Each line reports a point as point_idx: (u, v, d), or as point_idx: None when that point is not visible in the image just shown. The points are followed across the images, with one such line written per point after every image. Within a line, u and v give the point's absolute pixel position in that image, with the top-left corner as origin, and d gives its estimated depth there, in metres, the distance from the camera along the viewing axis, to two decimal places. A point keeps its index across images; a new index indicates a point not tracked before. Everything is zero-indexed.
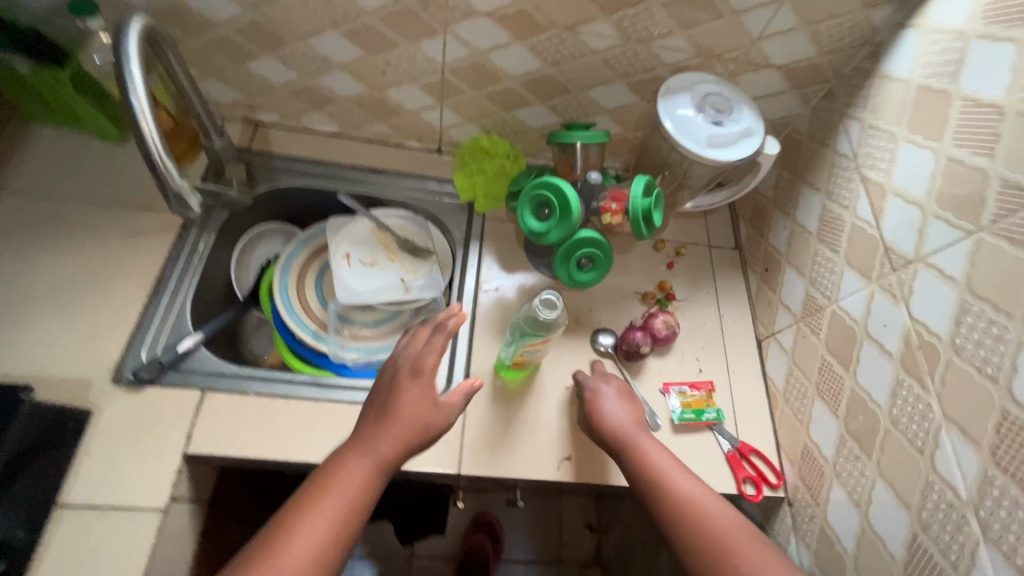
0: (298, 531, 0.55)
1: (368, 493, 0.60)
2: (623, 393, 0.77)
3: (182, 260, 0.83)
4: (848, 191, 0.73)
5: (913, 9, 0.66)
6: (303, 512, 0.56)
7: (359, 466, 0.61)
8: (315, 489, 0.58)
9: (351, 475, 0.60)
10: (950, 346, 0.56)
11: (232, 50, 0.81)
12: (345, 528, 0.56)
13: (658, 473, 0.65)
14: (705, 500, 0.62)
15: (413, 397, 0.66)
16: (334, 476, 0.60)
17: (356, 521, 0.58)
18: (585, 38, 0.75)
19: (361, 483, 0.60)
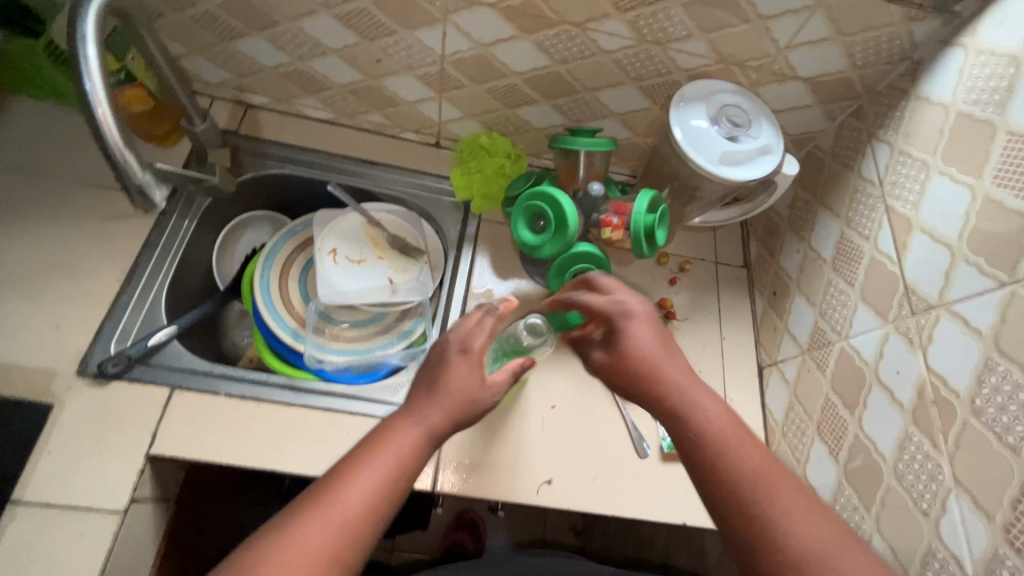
0: (345, 492, 0.51)
1: (420, 461, 0.55)
2: (656, 327, 0.59)
3: (161, 247, 0.79)
4: (870, 220, 0.67)
5: (960, 26, 0.60)
6: (350, 474, 0.52)
7: (410, 432, 0.56)
8: (365, 452, 0.54)
9: (400, 440, 0.55)
10: (968, 406, 0.51)
11: (220, 28, 0.76)
12: (392, 496, 0.52)
13: (720, 454, 0.49)
14: (781, 493, 0.46)
15: (465, 372, 0.60)
16: (384, 440, 0.55)
17: (402, 488, 0.53)
18: (595, 36, 0.69)
19: (410, 450, 0.55)
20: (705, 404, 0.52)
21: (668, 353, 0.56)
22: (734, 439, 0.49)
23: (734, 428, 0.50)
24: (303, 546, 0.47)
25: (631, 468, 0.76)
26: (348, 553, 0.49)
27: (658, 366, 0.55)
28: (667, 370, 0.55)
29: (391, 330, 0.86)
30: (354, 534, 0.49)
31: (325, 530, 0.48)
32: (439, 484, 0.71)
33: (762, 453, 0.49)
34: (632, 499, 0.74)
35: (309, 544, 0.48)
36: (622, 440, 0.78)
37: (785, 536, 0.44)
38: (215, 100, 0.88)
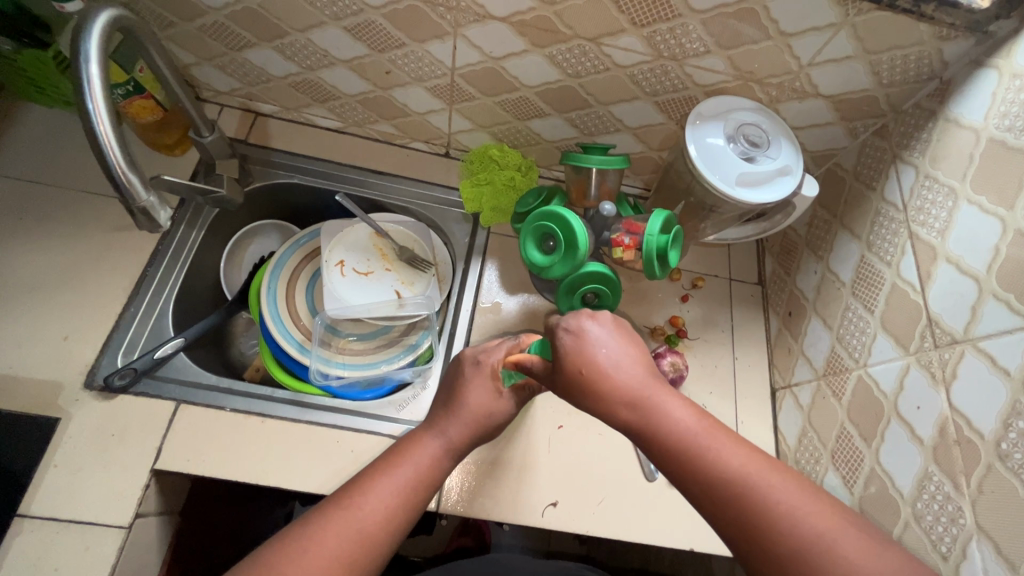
0: (364, 497, 0.51)
1: (439, 474, 0.56)
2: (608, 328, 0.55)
3: (169, 257, 0.79)
4: (892, 246, 0.65)
5: (994, 47, 0.57)
6: (372, 479, 0.52)
7: (429, 446, 0.57)
8: (386, 462, 0.55)
9: (421, 451, 0.56)
10: (993, 449, 0.49)
11: (228, 38, 0.75)
12: (412, 504, 0.53)
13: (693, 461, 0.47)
14: (769, 492, 0.44)
15: (481, 387, 0.61)
16: (404, 450, 0.56)
17: (420, 497, 0.54)
18: (610, 51, 0.67)
19: (429, 462, 0.56)
20: (669, 407, 0.50)
21: (624, 355, 0.53)
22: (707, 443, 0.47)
23: (703, 430, 0.48)
24: (323, 547, 0.47)
25: (638, 490, 0.75)
26: (368, 557, 0.49)
27: (613, 374, 0.51)
28: (623, 375, 0.51)
29: (398, 343, 0.85)
30: (374, 539, 0.49)
31: (345, 534, 0.48)
32: (443, 504, 0.70)
33: (745, 450, 0.47)
34: (639, 524, 0.73)
35: (327, 546, 0.47)
36: (629, 462, 0.76)
37: (783, 538, 0.42)
38: (223, 107, 0.88)
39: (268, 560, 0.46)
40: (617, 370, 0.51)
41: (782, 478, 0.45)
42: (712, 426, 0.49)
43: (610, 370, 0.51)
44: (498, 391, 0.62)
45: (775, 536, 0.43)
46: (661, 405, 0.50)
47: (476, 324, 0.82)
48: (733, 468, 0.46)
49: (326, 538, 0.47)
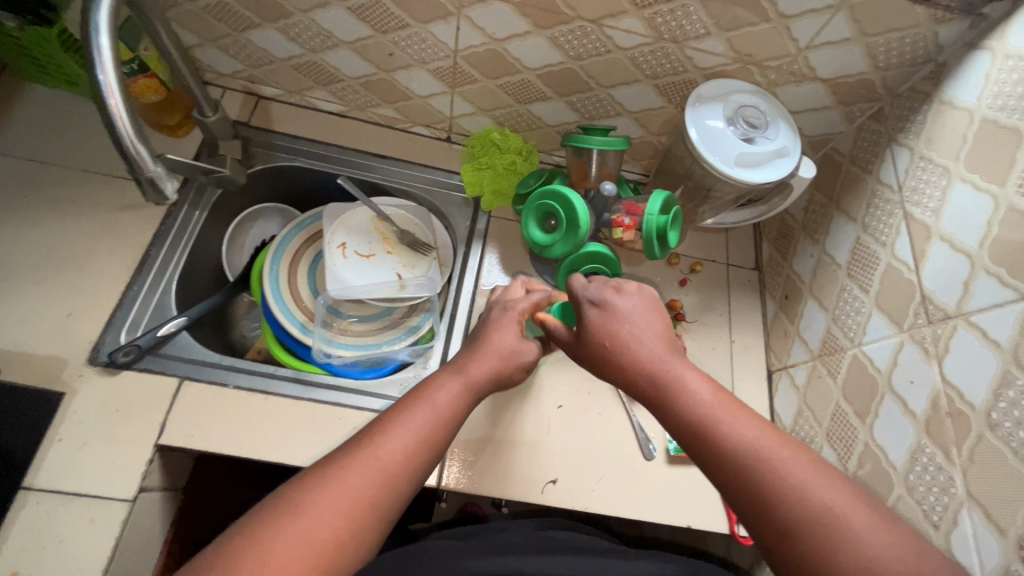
0: (383, 438, 0.52)
1: (457, 415, 0.57)
2: (633, 302, 0.57)
3: (172, 237, 0.79)
4: (887, 227, 0.66)
5: (987, 29, 0.58)
6: (391, 421, 0.53)
7: (446, 387, 0.58)
8: (404, 404, 0.56)
9: (439, 394, 0.57)
10: (984, 419, 0.50)
11: (232, 18, 0.76)
12: (433, 442, 0.54)
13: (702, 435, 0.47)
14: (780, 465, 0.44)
15: (509, 330, 0.65)
16: (422, 395, 0.56)
17: (441, 438, 0.54)
18: (611, 33, 0.68)
19: (452, 401, 0.57)
20: (685, 380, 0.50)
21: (645, 326, 0.55)
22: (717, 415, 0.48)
23: (719, 404, 0.49)
24: (347, 486, 0.48)
25: (637, 468, 0.76)
26: (391, 492, 0.49)
27: (635, 345, 0.54)
28: (644, 347, 0.53)
29: (399, 325, 0.86)
30: (395, 476, 0.50)
31: (367, 472, 0.49)
32: (444, 481, 0.71)
33: (758, 424, 0.47)
34: (637, 499, 0.74)
35: (349, 483, 0.48)
36: (628, 441, 0.77)
37: (789, 511, 0.42)
38: (226, 90, 0.88)
39: (289, 493, 0.47)
40: (636, 342, 0.54)
41: (795, 453, 0.45)
42: (727, 399, 0.49)
43: (631, 341, 0.54)
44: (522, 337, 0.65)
45: (787, 510, 0.42)
46: (678, 378, 0.51)
47: (477, 305, 0.83)
48: (744, 440, 0.46)
49: (348, 476, 0.48)
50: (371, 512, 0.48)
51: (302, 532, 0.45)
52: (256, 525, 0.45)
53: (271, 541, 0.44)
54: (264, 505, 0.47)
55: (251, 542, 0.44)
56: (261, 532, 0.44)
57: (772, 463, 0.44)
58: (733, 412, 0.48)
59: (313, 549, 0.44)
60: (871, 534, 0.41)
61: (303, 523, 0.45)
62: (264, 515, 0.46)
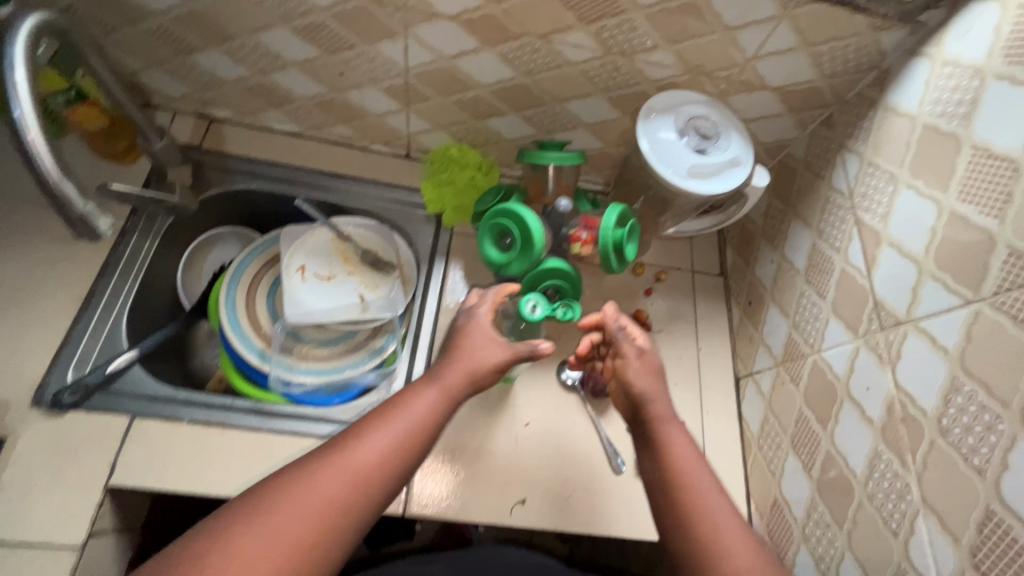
0: (359, 449, 0.51)
1: (434, 425, 0.56)
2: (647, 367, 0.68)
3: (121, 268, 0.77)
4: (840, 233, 0.67)
5: (926, 36, 0.59)
6: (370, 428, 0.54)
7: (423, 396, 0.57)
8: (381, 414, 0.55)
9: (419, 403, 0.57)
10: (935, 426, 0.51)
11: (175, 42, 0.74)
12: (409, 452, 0.53)
13: (687, 490, 0.56)
14: (731, 514, 0.54)
15: (479, 336, 0.63)
16: (402, 404, 0.57)
17: (420, 447, 0.54)
18: (560, 48, 0.67)
19: (428, 409, 0.56)
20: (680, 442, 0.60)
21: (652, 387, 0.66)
22: (696, 475, 0.57)
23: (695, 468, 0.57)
24: (317, 501, 0.48)
25: (607, 484, 0.75)
26: (367, 496, 0.50)
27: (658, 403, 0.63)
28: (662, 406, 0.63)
29: (362, 348, 0.84)
30: (365, 485, 0.50)
31: (336, 482, 0.49)
32: (414, 509, 0.70)
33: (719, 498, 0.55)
34: (607, 514, 0.73)
35: (331, 483, 0.49)
36: (597, 457, 0.76)
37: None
38: (176, 114, 0.86)
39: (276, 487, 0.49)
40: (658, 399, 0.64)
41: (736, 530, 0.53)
42: (706, 463, 0.58)
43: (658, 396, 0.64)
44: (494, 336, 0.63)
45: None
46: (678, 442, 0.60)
47: (441, 323, 0.82)
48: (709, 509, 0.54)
49: (324, 479, 0.49)
50: (346, 516, 0.48)
51: (289, 522, 0.46)
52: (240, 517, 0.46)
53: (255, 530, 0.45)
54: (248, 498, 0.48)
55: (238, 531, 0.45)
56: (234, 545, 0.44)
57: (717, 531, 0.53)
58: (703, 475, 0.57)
59: (291, 544, 0.45)
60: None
61: (286, 516, 0.46)
62: (249, 505, 0.47)
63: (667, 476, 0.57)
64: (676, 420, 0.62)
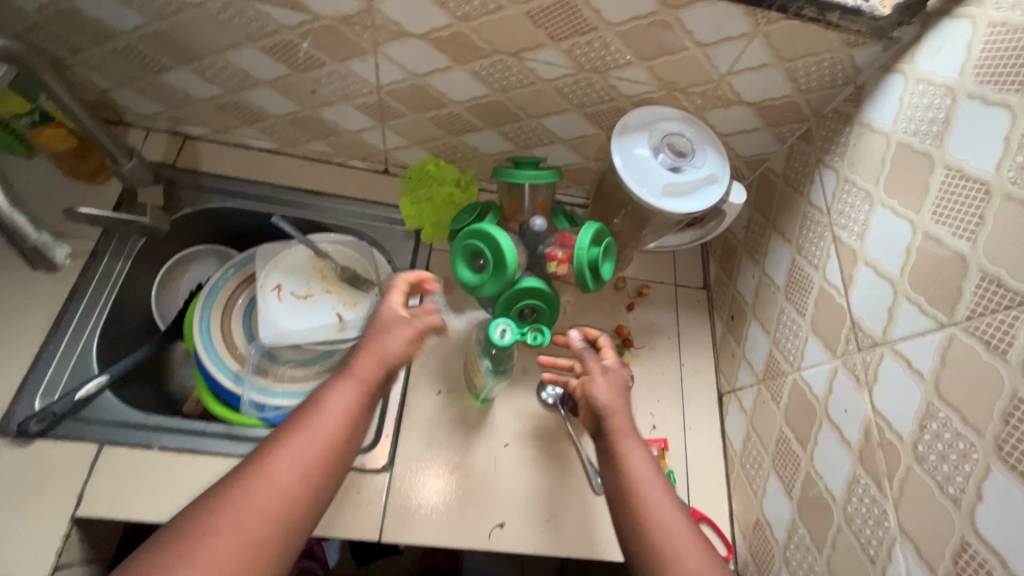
0: (280, 455, 0.53)
1: (353, 415, 0.58)
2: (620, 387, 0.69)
3: (91, 290, 0.75)
4: (819, 250, 0.66)
5: (899, 52, 0.58)
6: (292, 436, 0.55)
7: (338, 394, 0.58)
8: (298, 417, 0.56)
9: (334, 401, 0.58)
10: (911, 452, 0.50)
11: (144, 61, 0.73)
12: (333, 447, 0.55)
13: (638, 500, 0.56)
14: (666, 510, 0.56)
15: (393, 330, 0.63)
16: (316, 406, 0.57)
17: (345, 444, 0.56)
18: (532, 66, 0.66)
19: (344, 403, 0.58)
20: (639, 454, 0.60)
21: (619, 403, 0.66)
22: (648, 485, 0.57)
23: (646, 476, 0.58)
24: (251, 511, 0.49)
25: (588, 505, 0.74)
26: (303, 501, 0.52)
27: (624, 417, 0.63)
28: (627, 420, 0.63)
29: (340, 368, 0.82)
30: (295, 485, 0.52)
31: (265, 491, 0.51)
32: (389, 535, 0.69)
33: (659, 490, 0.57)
34: (587, 536, 0.72)
35: (262, 499, 0.50)
36: (578, 477, 0.75)
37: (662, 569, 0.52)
38: (149, 131, 0.85)
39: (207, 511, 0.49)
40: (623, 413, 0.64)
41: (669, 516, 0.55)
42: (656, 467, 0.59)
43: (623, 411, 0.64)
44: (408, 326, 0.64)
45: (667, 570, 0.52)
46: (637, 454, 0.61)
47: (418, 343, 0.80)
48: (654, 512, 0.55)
49: (256, 492, 0.50)
50: (285, 517, 0.51)
51: (228, 546, 0.48)
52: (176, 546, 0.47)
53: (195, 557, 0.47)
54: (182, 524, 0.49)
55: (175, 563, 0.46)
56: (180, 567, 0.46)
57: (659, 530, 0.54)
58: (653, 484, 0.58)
59: (230, 562, 0.47)
60: (702, 560, 0.52)
61: (226, 533, 0.48)
62: (183, 531, 0.48)
63: (624, 487, 0.58)
64: (633, 432, 0.62)
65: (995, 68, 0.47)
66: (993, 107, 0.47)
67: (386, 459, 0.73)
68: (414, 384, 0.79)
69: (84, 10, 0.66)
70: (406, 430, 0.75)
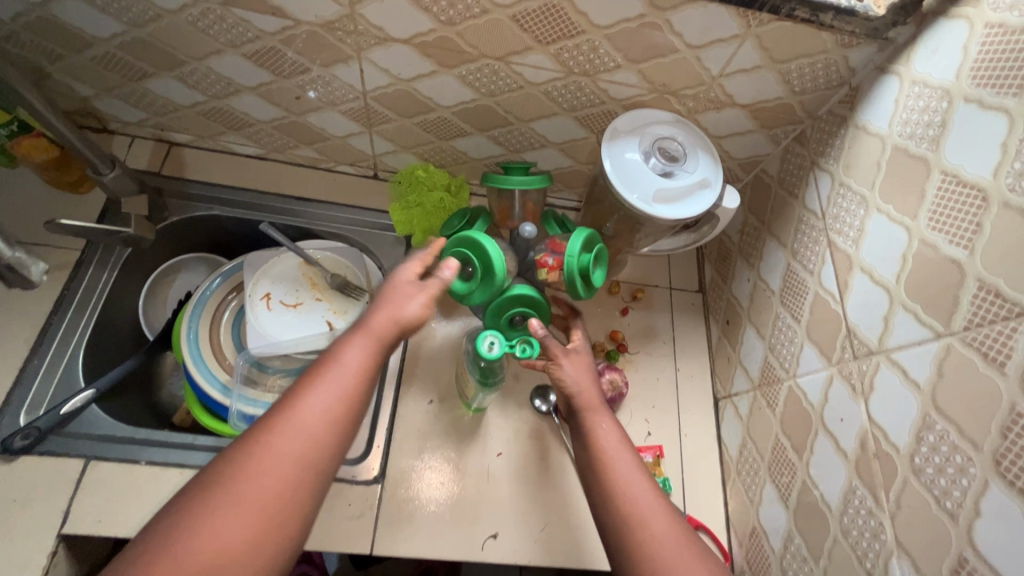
0: (301, 411, 0.50)
1: (370, 375, 0.55)
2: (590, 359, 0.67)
3: (77, 302, 0.74)
4: (814, 254, 0.65)
5: (895, 53, 0.57)
6: (305, 389, 0.51)
7: (354, 349, 0.55)
8: (314, 373, 0.53)
9: (351, 356, 0.54)
10: (908, 464, 0.49)
11: (124, 68, 0.71)
12: (354, 403, 0.52)
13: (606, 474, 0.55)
14: (638, 489, 0.54)
15: (405, 289, 0.61)
16: (332, 361, 0.54)
17: (360, 400, 0.53)
18: (520, 69, 0.65)
19: (363, 358, 0.55)
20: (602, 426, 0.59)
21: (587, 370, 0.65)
22: (615, 460, 0.56)
23: (614, 448, 0.57)
24: (274, 471, 0.46)
25: (582, 514, 0.73)
26: (319, 458, 0.49)
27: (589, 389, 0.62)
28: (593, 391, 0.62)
29: None
30: (318, 444, 0.49)
31: (288, 447, 0.48)
32: (380, 547, 0.68)
33: (637, 471, 0.55)
34: (582, 546, 0.71)
35: (276, 457, 0.47)
36: (571, 485, 0.75)
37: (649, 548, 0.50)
38: (134, 138, 0.84)
39: (215, 471, 0.46)
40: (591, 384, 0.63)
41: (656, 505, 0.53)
42: (628, 445, 0.58)
43: (590, 381, 0.63)
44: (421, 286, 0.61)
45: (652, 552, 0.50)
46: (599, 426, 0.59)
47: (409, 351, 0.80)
48: (628, 489, 0.54)
49: (277, 450, 0.47)
50: (307, 476, 0.48)
51: (244, 504, 0.45)
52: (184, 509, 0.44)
53: (208, 519, 0.43)
54: (188, 489, 0.46)
55: (187, 525, 0.43)
56: (197, 529, 0.43)
57: (636, 513, 0.52)
58: (622, 458, 0.56)
59: (253, 524, 0.44)
60: (684, 555, 0.50)
61: (249, 492, 0.45)
62: (196, 493, 0.45)
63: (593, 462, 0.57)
64: (603, 405, 0.61)
65: (993, 71, 0.46)
66: (991, 111, 0.45)
67: (377, 470, 0.72)
68: (405, 393, 0.78)
69: (61, 19, 0.64)
70: (397, 440, 0.74)
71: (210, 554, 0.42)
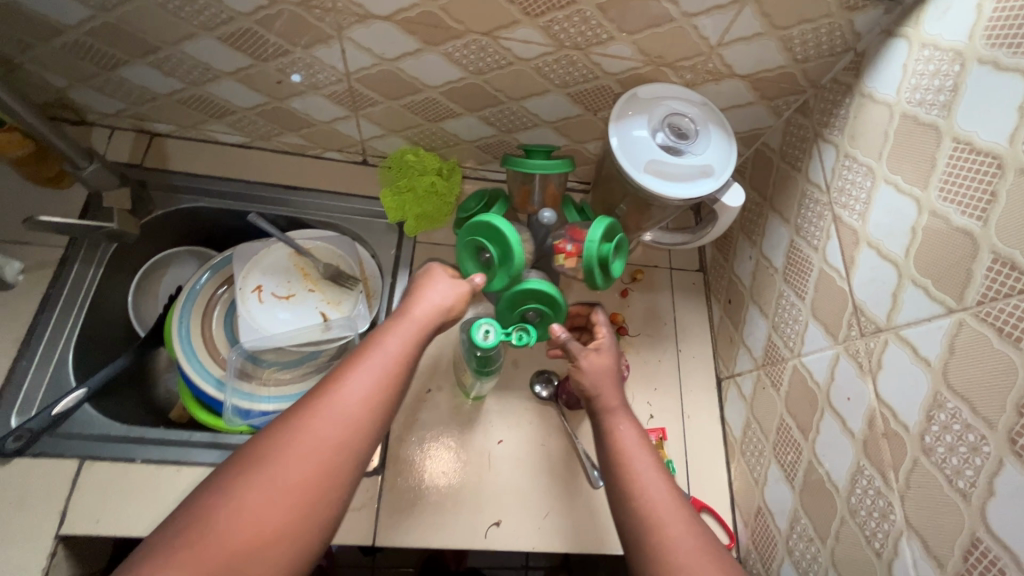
0: (341, 395, 0.48)
1: (408, 369, 0.52)
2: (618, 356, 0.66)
3: (63, 300, 0.72)
4: (818, 230, 0.63)
5: (903, 15, 0.54)
6: (345, 371, 0.50)
7: (395, 338, 0.53)
8: (356, 358, 0.51)
9: (392, 345, 0.52)
10: (918, 443, 0.47)
11: (97, 57, 0.68)
12: (392, 395, 0.50)
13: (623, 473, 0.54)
14: (659, 492, 0.52)
15: (442, 285, 0.60)
16: (373, 348, 0.52)
17: (398, 389, 0.51)
18: (508, 45, 0.62)
19: (403, 349, 0.53)
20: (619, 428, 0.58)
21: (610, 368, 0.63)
22: (631, 459, 0.55)
23: (633, 449, 0.56)
24: (308, 459, 0.44)
25: (585, 498, 0.72)
26: (352, 450, 0.46)
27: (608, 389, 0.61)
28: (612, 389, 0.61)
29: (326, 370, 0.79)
30: (354, 435, 0.46)
31: (324, 434, 0.46)
32: (382, 538, 0.67)
33: (663, 480, 0.53)
34: (585, 530, 0.71)
35: (312, 442, 0.45)
36: (574, 469, 0.74)
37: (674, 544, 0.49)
38: (113, 130, 0.81)
39: (248, 458, 0.44)
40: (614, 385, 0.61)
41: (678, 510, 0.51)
42: (650, 446, 0.56)
43: (611, 380, 0.62)
44: (456, 284, 0.61)
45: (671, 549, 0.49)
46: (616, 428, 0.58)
47: None
48: (649, 494, 0.52)
49: (314, 433, 0.45)
50: (339, 471, 0.45)
51: (277, 488, 0.43)
52: (215, 493, 0.43)
53: (238, 506, 0.42)
54: (214, 481, 0.44)
55: (221, 502, 0.42)
56: (226, 510, 0.42)
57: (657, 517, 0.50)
58: (640, 460, 0.55)
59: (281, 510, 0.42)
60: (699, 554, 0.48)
61: (282, 476, 0.43)
62: (229, 473, 0.44)
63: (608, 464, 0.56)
64: (625, 407, 0.60)
65: (1008, 30, 0.43)
66: (1006, 73, 0.43)
67: (378, 461, 0.70)
68: None
69: (26, 6, 0.61)
70: (396, 431, 0.73)
71: (237, 544, 0.40)
